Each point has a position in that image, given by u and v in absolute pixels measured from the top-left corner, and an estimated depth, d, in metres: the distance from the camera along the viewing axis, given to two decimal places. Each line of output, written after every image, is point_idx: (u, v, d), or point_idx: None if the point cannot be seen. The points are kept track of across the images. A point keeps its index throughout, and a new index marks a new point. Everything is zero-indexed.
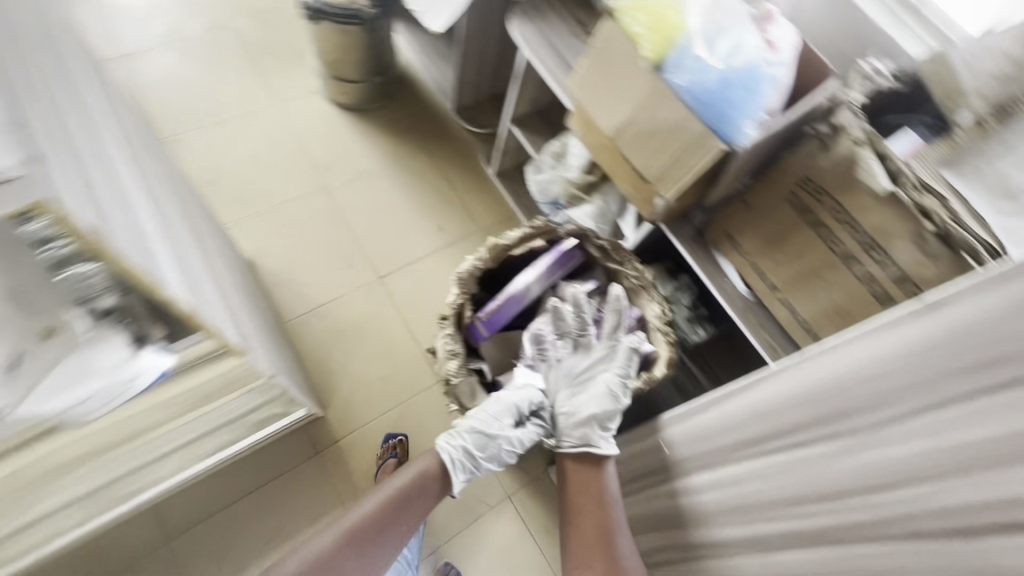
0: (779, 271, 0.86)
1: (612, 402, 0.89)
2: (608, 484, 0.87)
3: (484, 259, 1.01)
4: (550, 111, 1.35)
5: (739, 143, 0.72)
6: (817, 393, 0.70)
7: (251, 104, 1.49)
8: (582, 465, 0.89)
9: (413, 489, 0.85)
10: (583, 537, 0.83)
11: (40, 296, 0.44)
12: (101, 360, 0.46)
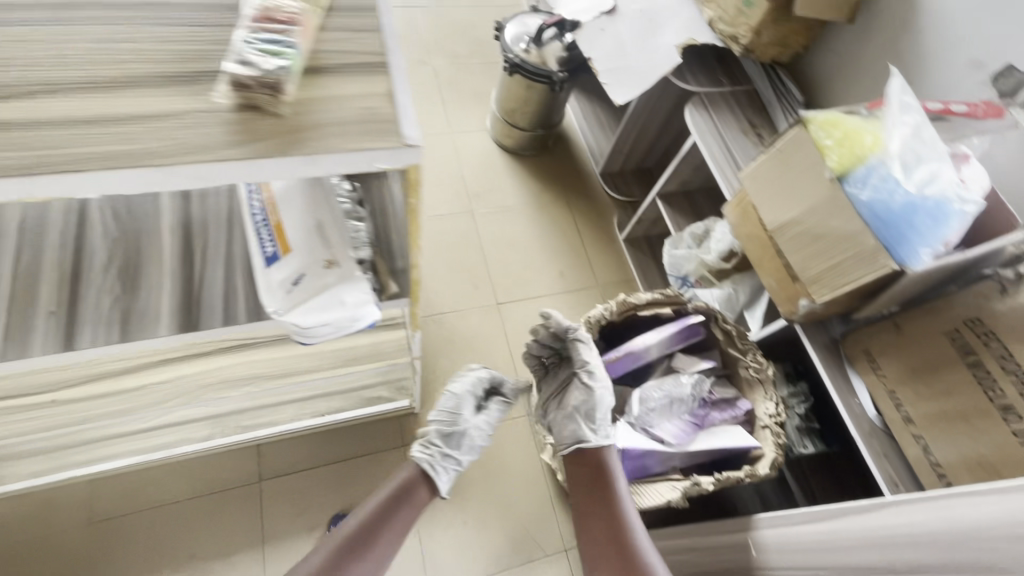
0: (920, 403, 0.83)
1: (597, 396, 0.85)
2: (612, 480, 0.80)
3: (612, 311, 1.06)
4: (696, 196, 1.42)
5: (912, 266, 0.74)
6: (947, 536, 0.64)
7: (429, 128, 1.69)
8: (586, 465, 0.84)
9: (400, 489, 0.81)
10: (599, 541, 0.75)
11: (331, 237, 0.54)
12: (347, 296, 0.53)
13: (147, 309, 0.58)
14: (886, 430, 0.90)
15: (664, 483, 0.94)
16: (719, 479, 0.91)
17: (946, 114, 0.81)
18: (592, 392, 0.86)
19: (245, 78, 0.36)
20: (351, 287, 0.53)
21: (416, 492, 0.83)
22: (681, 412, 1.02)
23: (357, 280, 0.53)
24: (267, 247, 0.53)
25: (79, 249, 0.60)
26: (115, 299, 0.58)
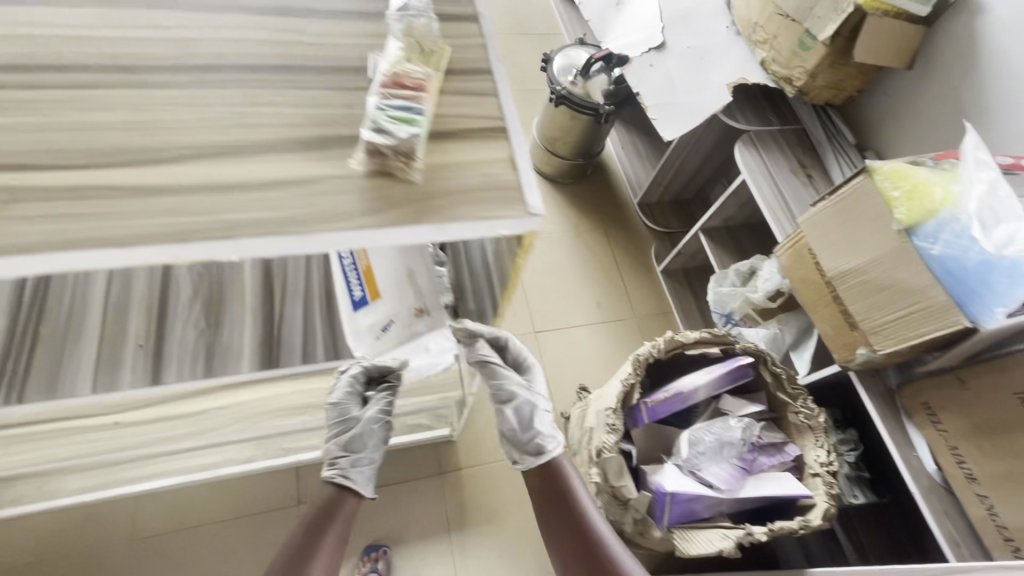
0: (985, 463, 0.82)
1: (508, 419, 0.76)
2: (583, 507, 0.72)
3: (660, 350, 1.06)
4: (739, 231, 1.42)
5: (985, 324, 0.73)
6: None
7: None
8: (546, 487, 0.74)
9: (331, 506, 0.68)
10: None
11: (424, 290, 0.68)
12: (430, 342, 0.69)
13: (230, 343, 0.69)
14: (947, 485, 0.89)
15: (714, 530, 0.93)
16: (772, 529, 0.89)
17: (1015, 168, 0.81)
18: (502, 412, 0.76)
19: (388, 152, 0.42)
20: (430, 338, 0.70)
21: (346, 502, 0.69)
22: (730, 456, 0.99)
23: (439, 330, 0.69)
24: (360, 292, 0.68)
25: (175, 289, 0.69)
26: (200, 333, 0.68)
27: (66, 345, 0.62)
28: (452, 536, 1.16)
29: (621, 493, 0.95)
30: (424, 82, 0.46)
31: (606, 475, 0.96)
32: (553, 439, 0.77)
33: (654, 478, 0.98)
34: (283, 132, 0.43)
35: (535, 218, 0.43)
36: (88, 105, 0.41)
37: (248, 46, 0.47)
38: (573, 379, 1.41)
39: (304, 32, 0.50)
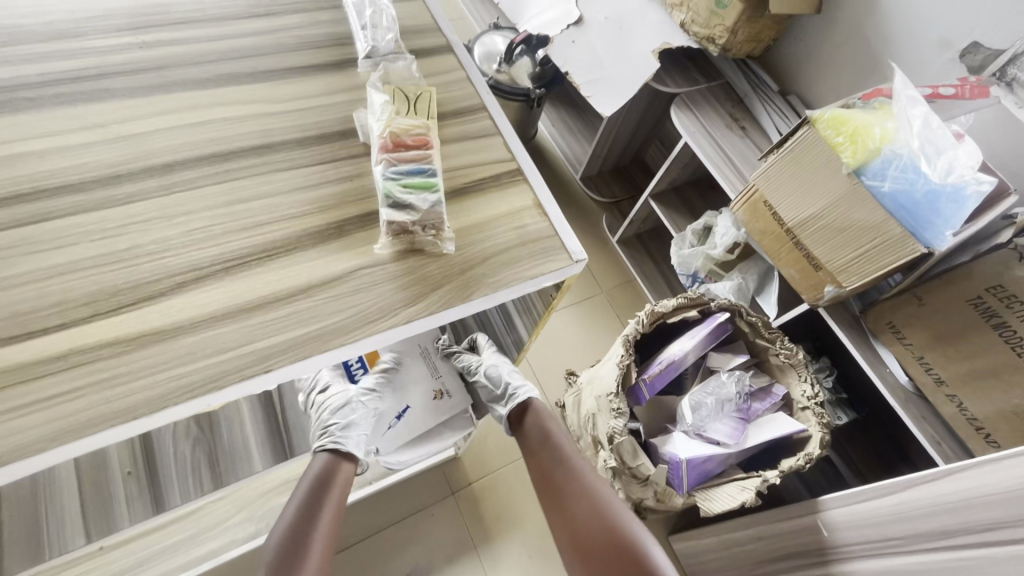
0: (949, 367, 0.89)
1: (481, 384, 0.93)
2: (558, 436, 0.86)
3: (644, 323, 1.08)
4: (684, 190, 1.46)
5: (938, 247, 0.79)
6: (1008, 492, 0.69)
7: None
8: (532, 434, 0.88)
9: (328, 475, 0.75)
10: (564, 499, 0.77)
11: (451, 379, 0.95)
12: (431, 435, 0.90)
13: (232, 446, 0.79)
14: (919, 392, 0.96)
15: (731, 484, 0.96)
16: (782, 471, 0.94)
17: (935, 97, 0.88)
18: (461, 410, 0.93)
19: (416, 228, 0.57)
20: (431, 413, 0.90)
21: (341, 469, 0.77)
22: (730, 411, 1.04)
23: (452, 423, 0.91)
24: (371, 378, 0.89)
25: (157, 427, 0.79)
26: (193, 439, 0.79)
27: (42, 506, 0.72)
28: (478, 552, 1.15)
29: (639, 472, 0.98)
30: (424, 136, 0.63)
31: (622, 459, 0.98)
32: (522, 386, 0.92)
33: (667, 449, 1.01)
34: (311, 228, 0.57)
35: (580, 262, 0.61)
36: (111, 263, 0.51)
37: (251, 150, 0.61)
38: (559, 367, 1.41)
39: (286, 135, 0.63)
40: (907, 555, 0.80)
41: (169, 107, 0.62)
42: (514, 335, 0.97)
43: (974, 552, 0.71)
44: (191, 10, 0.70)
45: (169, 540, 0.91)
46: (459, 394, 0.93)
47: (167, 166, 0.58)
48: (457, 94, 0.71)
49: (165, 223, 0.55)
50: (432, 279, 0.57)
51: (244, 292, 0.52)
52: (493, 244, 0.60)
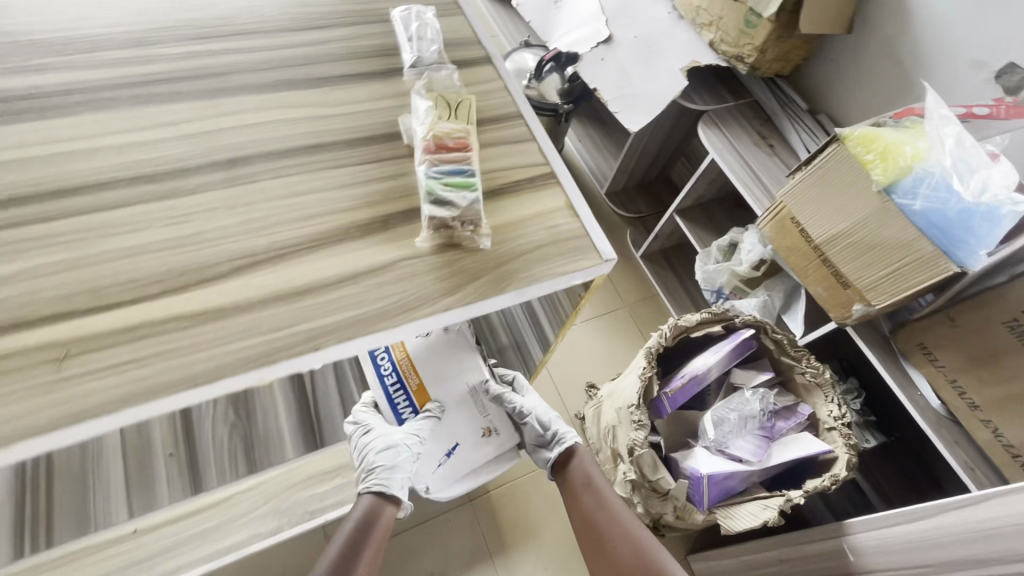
0: (984, 391, 0.87)
1: (530, 424, 0.96)
2: (596, 479, 0.92)
3: (667, 337, 1.08)
4: (711, 207, 1.47)
5: (971, 266, 0.77)
6: None
7: None
8: (572, 475, 0.94)
9: (376, 510, 0.80)
10: (605, 542, 0.83)
11: (492, 416, 0.97)
12: (481, 470, 0.94)
13: (269, 431, 1.02)
14: (952, 416, 0.94)
15: (753, 503, 0.95)
16: (807, 491, 0.92)
17: (969, 117, 0.86)
18: (504, 448, 0.96)
19: (456, 223, 0.60)
20: (479, 452, 0.94)
21: (387, 510, 0.81)
22: (753, 428, 1.03)
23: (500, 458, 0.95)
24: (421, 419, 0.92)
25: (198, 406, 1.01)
26: (230, 424, 1.00)
27: (92, 476, 0.91)
28: (495, 561, 1.15)
29: (660, 486, 0.98)
30: (465, 140, 0.66)
31: (642, 472, 0.98)
32: (568, 430, 0.99)
33: (687, 464, 1.00)
34: (356, 222, 0.60)
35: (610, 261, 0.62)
36: (177, 248, 0.55)
37: (303, 149, 0.65)
38: (580, 379, 1.42)
39: (335, 136, 0.66)
40: None
41: (231, 108, 0.66)
42: (543, 337, 1.03)
43: None
44: (253, 22, 0.75)
45: (200, 527, 0.92)
46: (505, 432, 0.96)
47: (229, 160, 0.62)
48: (495, 102, 0.74)
49: (225, 212, 0.58)
50: (470, 271, 0.59)
51: (293, 277, 0.55)
52: (527, 241, 0.62)
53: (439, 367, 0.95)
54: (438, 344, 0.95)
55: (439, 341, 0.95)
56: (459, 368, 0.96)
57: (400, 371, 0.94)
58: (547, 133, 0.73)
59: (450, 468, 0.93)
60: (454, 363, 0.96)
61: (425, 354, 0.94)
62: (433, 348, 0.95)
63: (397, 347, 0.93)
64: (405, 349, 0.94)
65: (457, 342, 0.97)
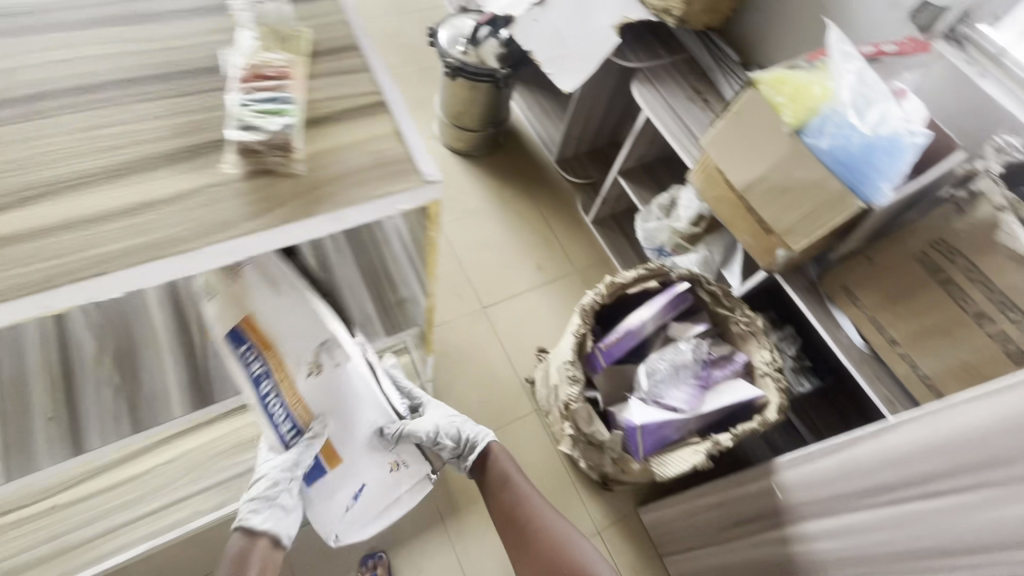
0: (901, 326, 0.89)
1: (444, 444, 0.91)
2: (513, 473, 0.87)
3: (603, 295, 1.09)
4: (653, 165, 1.46)
5: (877, 202, 0.79)
6: (955, 442, 0.70)
7: None
8: (492, 476, 0.88)
9: (241, 556, 0.71)
10: (530, 545, 0.79)
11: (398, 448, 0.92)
12: (394, 505, 0.92)
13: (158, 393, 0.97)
14: (875, 354, 0.95)
15: (685, 448, 0.99)
16: (735, 434, 0.96)
17: (879, 56, 0.88)
18: (416, 478, 0.93)
19: (262, 148, 0.59)
20: (392, 488, 0.90)
21: (261, 541, 0.73)
22: (687, 377, 1.04)
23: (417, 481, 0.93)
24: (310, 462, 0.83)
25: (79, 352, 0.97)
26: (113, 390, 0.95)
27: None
28: (445, 524, 1.16)
29: (595, 438, 0.99)
30: (286, 70, 0.65)
31: (578, 427, 0.99)
32: (480, 433, 0.93)
33: (623, 416, 1.01)
34: (161, 151, 0.60)
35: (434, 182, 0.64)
36: (39, 198, 0.56)
37: (115, 83, 0.64)
38: (530, 343, 1.42)
39: (149, 71, 0.66)
40: (858, 513, 0.82)
41: (86, 63, 0.65)
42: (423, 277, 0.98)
43: (926, 504, 0.74)
44: None
45: (119, 500, 0.92)
46: (415, 462, 0.93)
47: (38, 95, 0.62)
48: (333, 35, 0.73)
49: (20, 145, 0.58)
50: (278, 196, 0.61)
51: (93, 205, 0.56)
52: (338, 167, 0.63)
53: (337, 403, 0.86)
54: (333, 380, 0.85)
55: (333, 378, 0.85)
56: (360, 408, 0.87)
57: (293, 414, 0.82)
58: (382, 63, 0.72)
59: (357, 509, 0.89)
60: (354, 403, 0.87)
61: (320, 394, 0.84)
62: (327, 387, 0.85)
63: (287, 389, 0.81)
64: (298, 390, 0.82)
65: (350, 379, 0.87)
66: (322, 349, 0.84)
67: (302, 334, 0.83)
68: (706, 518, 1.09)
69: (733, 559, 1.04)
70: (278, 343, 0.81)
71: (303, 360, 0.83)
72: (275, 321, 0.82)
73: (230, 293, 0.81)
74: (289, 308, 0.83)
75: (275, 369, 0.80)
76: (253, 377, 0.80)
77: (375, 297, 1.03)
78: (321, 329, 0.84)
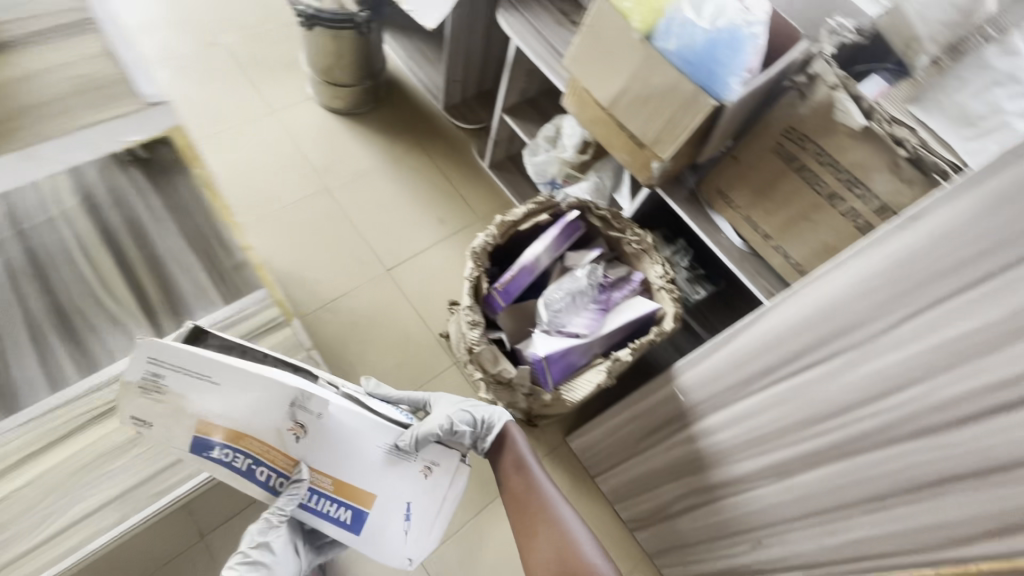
0: (770, 220, 0.93)
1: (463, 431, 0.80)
2: (526, 456, 0.81)
3: (494, 236, 1.06)
4: (538, 99, 1.42)
5: (727, 99, 0.80)
6: (817, 316, 0.75)
7: (273, 103, 1.58)
8: (505, 460, 0.82)
9: None
10: (532, 533, 0.73)
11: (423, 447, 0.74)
12: (449, 496, 0.72)
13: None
14: (754, 251, 0.99)
15: (590, 370, 1.01)
16: (634, 349, 0.98)
17: None
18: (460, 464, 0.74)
19: None
20: (432, 492, 0.72)
21: None
22: (587, 303, 1.05)
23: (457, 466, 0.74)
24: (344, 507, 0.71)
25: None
26: None
27: None
28: None
29: (503, 377, 1.00)
30: None
31: (486, 369, 0.99)
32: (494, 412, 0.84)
33: (527, 351, 1.01)
34: None
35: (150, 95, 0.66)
36: None
37: None
38: (442, 298, 1.40)
39: None
40: (749, 399, 0.88)
41: None
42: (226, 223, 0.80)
43: (800, 378, 0.79)
44: None
45: None
46: (444, 458, 0.74)
47: None
48: None
49: None
50: None
51: None
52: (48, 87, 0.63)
53: (337, 453, 0.68)
54: (322, 437, 0.66)
55: (321, 432, 0.66)
56: (355, 437, 0.68)
57: (280, 468, 0.70)
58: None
59: (415, 527, 0.71)
60: (358, 438, 0.68)
61: (318, 453, 0.68)
62: (327, 446, 0.67)
63: (281, 460, 0.69)
64: (291, 458, 0.68)
65: (342, 422, 0.66)
66: (298, 409, 0.64)
67: (262, 407, 0.64)
68: (626, 433, 1.14)
69: (655, 464, 1.10)
70: (250, 430, 0.65)
71: (281, 429, 0.65)
72: (230, 414, 0.64)
73: (163, 414, 0.64)
74: (236, 396, 0.63)
75: (258, 455, 0.68)
76: (244, 471, 0.69)
77: (203, 263, 0.79)
78: (278, 392, 0.62)
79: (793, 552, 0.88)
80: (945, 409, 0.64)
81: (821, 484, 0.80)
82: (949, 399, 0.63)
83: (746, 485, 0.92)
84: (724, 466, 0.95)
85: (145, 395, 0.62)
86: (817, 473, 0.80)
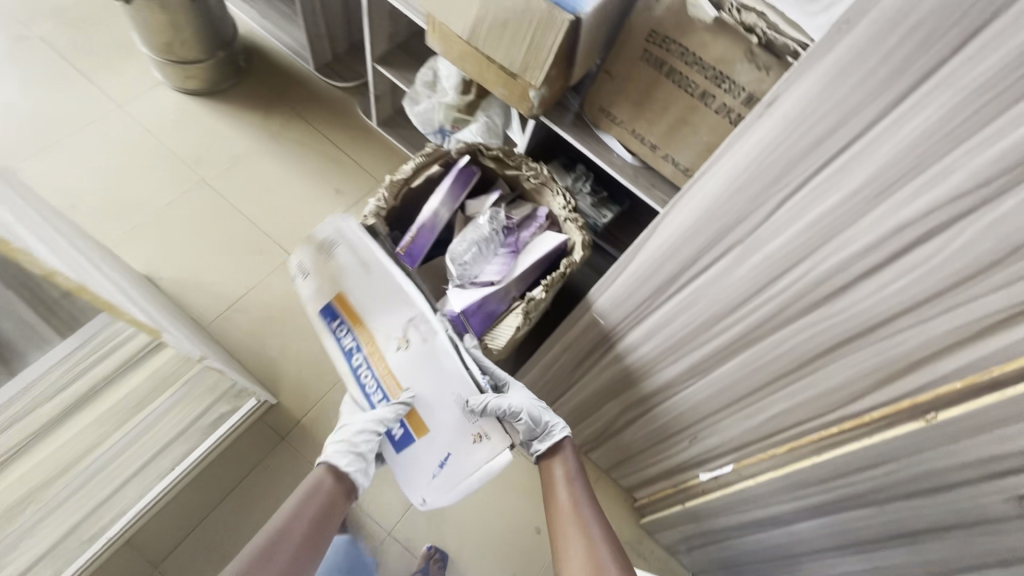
0: (652, 130, 0.92)
1: (525, 421, 0.85)
2: (574, 474, 0.87)
3: (386, 199, 1.01)
4: (410, 42, 1.33)
5: (582, 11, 0.76)
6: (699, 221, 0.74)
7: (118, 96, 1.40)
8: (554, 471, 0.88)
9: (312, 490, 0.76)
10: (566, 542, 0.78)
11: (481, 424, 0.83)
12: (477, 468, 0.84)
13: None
14: (646, 164, 1.00)
15: (511, 315, 1.00)
16: (546, 285, 0.97)
17: None
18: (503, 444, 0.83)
19: None
20: (472, 455, 0.84)
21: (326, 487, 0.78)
22: (496, 248, 1.03)
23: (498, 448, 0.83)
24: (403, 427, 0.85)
25: None
26: None
27: None
28: None
29: None
30: None
31: None
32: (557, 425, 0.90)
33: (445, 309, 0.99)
34: None
35: None
36: None
37: None
38: None
39: None
40: (659, 311, 0.89)
41: None
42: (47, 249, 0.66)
43: (697, 283, 0.80)
44: None
45: None
46: (498, 433, 0.83)
47: None
48: None
49: None
50: None
51: None
52: None
53: (426, 384, 0.82)
54: (423, 362, 0.81)
55: (424, 358, 0.81)
56: (442, 378, 0.81)
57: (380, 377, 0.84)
58: None
59: (448, 475, 0.84)
60: (444, 381, 0.81)
61: (408, 371, 0.83)
62: (421, 368, 0.82)
63: (379, 362, 0.83)
64: (387, 364, 0.83)
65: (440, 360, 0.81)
66: (411, 326, 0.81)
67: (391, 310, 0.81)
68: (562, 365, 1.16)
69: (593, 389, 1.14)
70: (369, 321, 0.83)
71: (392, 336, 0.82)
72: (363, 303, 0.83)
73: (322, 275, 0.84)
74: (371, 289, 0.82)
75: (362, 342, 0.84)
76: (346, 349, 0.85)
77: None
78: (408, 304, 0.80)
79: (725, 438, 0.95)
80: (822, 285, 0.67)
81: (734, 374, 0.84)
82: (825, 275, 0.66)
83: (673, 389, 0.97)
84: (652, 377, 0.99)
85: (319, 253, 0.84)
86: (728, 365, 0.84)
